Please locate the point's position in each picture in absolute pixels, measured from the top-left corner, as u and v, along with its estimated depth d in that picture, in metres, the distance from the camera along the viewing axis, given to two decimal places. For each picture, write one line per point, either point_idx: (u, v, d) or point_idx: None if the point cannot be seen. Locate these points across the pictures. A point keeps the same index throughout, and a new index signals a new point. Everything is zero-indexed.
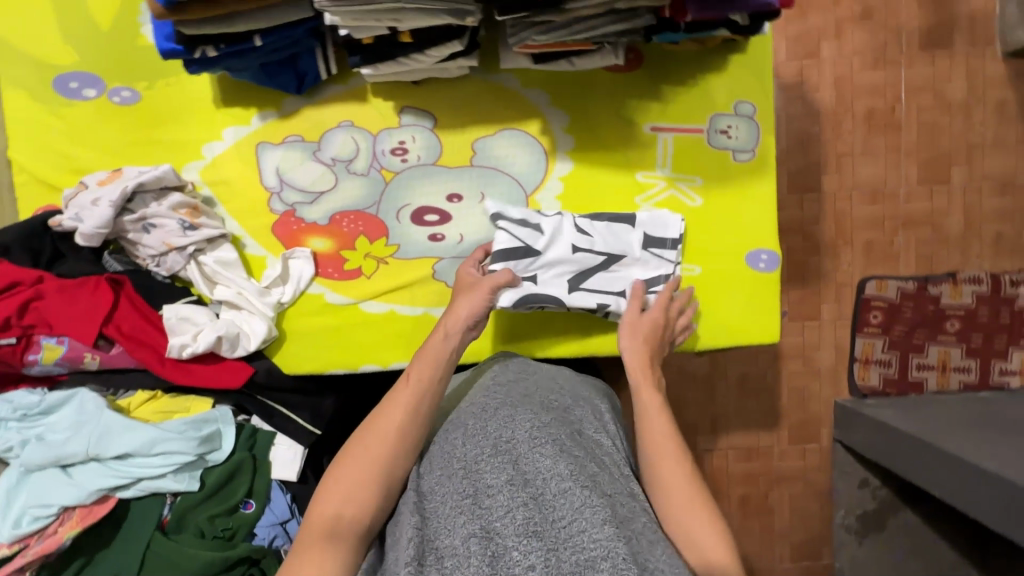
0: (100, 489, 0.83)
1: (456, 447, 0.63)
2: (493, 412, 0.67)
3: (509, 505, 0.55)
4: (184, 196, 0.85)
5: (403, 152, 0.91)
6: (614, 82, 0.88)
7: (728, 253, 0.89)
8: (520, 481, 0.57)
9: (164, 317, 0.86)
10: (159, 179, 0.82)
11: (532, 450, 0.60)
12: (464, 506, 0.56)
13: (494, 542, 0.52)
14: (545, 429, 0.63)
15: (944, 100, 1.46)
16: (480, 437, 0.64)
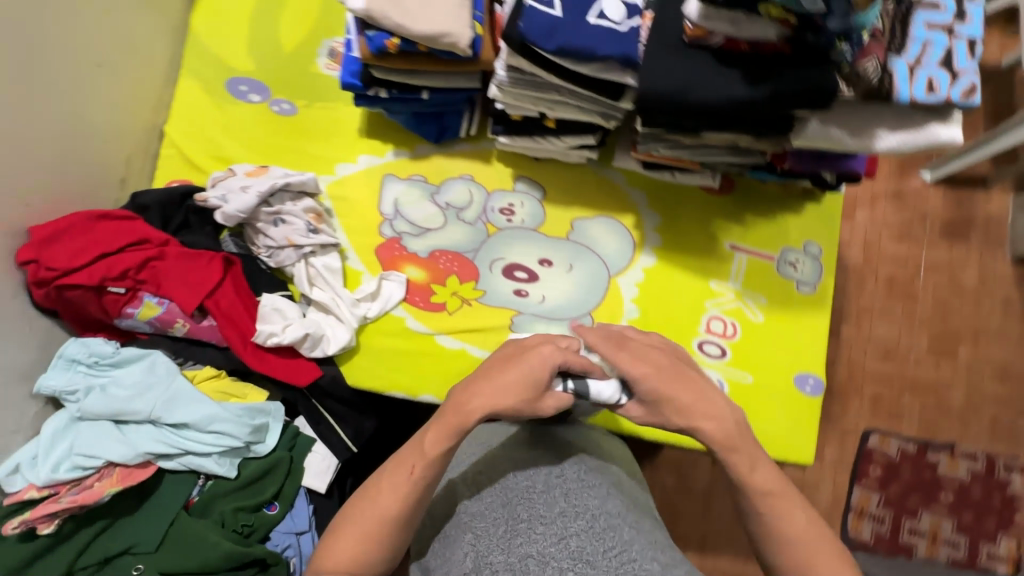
0: (147, 453, 0.84)
1: (508, 477, 0.74)
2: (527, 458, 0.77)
3: (563, 534, 0.67)
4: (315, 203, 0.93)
5: (510, 213, 1.01)
6: (705, 200, 1.02)
7: (778, 369, 0.97)
8: (572, 513, 0.69)
9: (260, 304, 0.91)
10: (303, 183, 0.91)
11: (581, 488, 0.72)
12: (520, 530, 0.68)
13: (550, 565, 0.64)
14: (591, 471, 0.76)
15: (958, 284, 1.61)
16: (525, 482, 0.74)
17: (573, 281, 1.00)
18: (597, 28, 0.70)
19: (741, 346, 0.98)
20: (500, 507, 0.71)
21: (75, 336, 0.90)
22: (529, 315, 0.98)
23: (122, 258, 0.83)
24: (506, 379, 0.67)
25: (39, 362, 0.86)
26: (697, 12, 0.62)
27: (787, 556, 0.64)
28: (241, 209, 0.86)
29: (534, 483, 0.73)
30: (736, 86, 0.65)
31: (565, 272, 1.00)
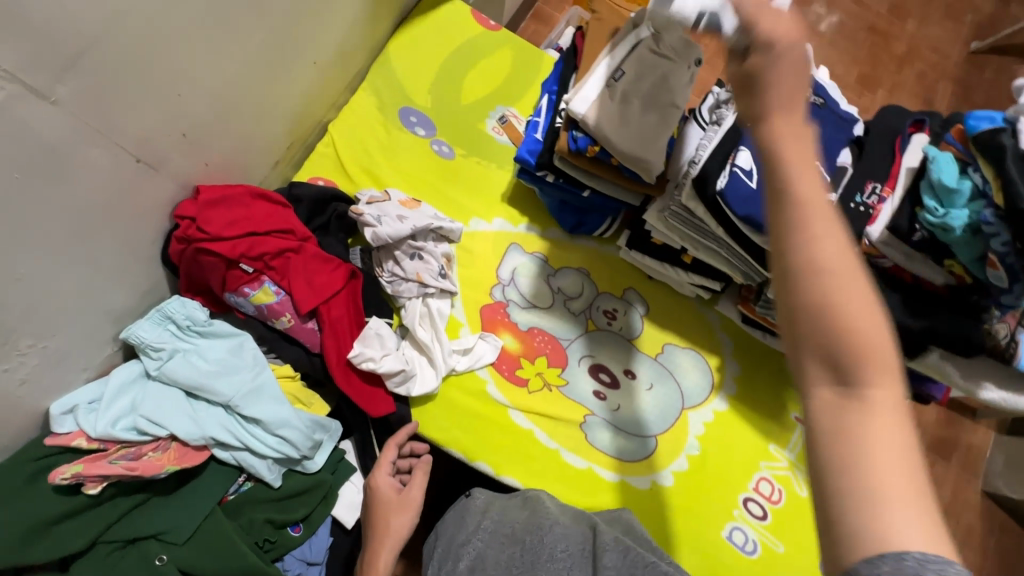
0: (210, 437, 0.80)
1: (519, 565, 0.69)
2: (536, 533, 0.73)
3: None
4: (450, 249, 0.99)
5: (611, 317, 1.07)
6: (782, 368, 1.09)
7: (812, 550, 0.99)
8: None
9: (367, 325, 0.91)
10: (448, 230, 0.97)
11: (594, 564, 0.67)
12: None
13: None
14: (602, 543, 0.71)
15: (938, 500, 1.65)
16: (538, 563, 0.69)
17: (647, 400, 1.04)
18: None
19: (783, 514, 1.01)
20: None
21: (177, 294, 0.88)
22: (600, 420, 1.01)
23: (264, 241, 0.85)
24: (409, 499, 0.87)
25: (137, 308, 0.84)
26: (880, 235, 0.73)
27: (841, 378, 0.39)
28: (390, 235, 0.89)
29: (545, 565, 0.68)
30: (897, 310, 0.75)
31: (643, 389, 1.04)
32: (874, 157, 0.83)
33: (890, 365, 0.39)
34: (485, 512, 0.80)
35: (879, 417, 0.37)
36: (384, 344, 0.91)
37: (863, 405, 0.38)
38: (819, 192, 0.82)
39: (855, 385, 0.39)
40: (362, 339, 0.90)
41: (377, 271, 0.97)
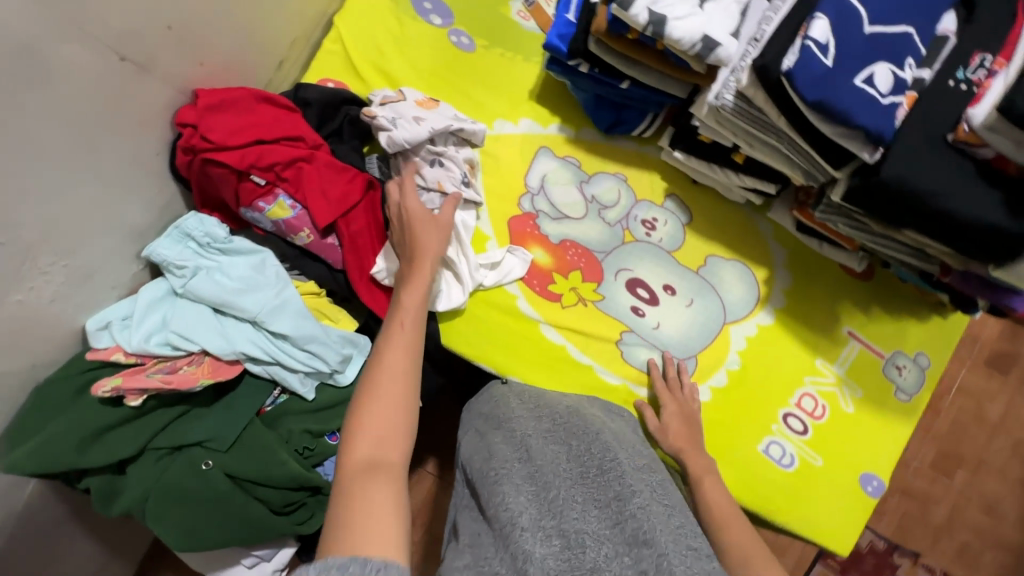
0: (240, 353, 0.81)
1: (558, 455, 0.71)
2: (572, 416, 0.79)
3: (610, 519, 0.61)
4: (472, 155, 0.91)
5: (650, 227, 0.98)
6: (838, 280, 1.00)
7: (850, 465, 0.98)
8: (620, 499, 0.63)
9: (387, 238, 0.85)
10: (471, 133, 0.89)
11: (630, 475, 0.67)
12: (567, 507, 0.63)
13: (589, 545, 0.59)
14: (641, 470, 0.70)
15: (984, 414, 1.63)
16: (580, 433, 0.74)
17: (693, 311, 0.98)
18: (861, 92, 0.65)
19: (824, 429, 0.98)
20: (544, 466, 0.69)
21: (193, 211, 0.85)
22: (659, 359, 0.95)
23: (273, 149, 0.79)
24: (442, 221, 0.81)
25: (156, 225, 0.82)
26: (984, 118, 0.61)
27: None
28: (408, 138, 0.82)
29: (587, 435, 0.74)
30: (994, 210, 0.65)
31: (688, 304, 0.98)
32: (986, 22, 0.68)
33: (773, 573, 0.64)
34: (521, 395, 0.86)
35: None
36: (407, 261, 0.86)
37: None
38: (910, 69, 0.67)
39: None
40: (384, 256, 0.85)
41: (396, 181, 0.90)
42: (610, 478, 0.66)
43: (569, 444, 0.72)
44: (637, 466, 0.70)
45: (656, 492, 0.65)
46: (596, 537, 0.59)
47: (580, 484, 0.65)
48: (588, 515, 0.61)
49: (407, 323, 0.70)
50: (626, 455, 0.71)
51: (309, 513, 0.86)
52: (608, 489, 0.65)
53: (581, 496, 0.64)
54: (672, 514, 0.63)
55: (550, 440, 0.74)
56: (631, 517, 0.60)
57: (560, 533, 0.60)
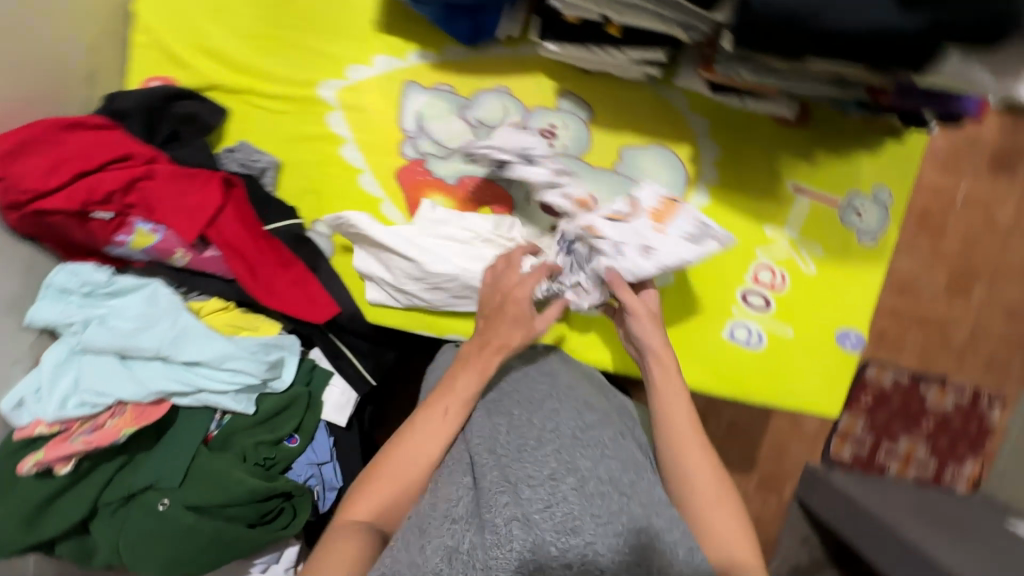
0: (159, 391, 0.79)
1: (502, 432, 0.69)
2: (521, 388, 0.79)
3: (549, 500, 0.58)
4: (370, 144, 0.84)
5: (551, 136, 0.88)
6: (773, 133, 0.89)
7: (823, 326, 0.92)
8: (563, 473, 0.62)
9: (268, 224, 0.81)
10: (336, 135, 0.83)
11: (575, 449, 0.67)
12: (505, 489, 0.59)
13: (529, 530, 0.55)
14: (589, 436, 0.70)
15: (991, 220, 1.63)
16: (527, 408, 0.74)
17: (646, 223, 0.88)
18: None
19: (787, 299, 0.92)
20: (488, 441, 0.68)
21: (63, 264, 0.81)
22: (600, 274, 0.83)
23: (104, 176, 0.72)
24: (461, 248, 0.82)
25: (26, 291, 0.78)
26: None
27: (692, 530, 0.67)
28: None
29: (535, 408, 0.74)
30: (886, 13, 0.53)
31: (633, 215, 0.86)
32: None
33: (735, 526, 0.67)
34: (472, 372, 0.85)
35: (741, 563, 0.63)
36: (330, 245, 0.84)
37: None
38: None
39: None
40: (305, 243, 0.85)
41: (258, 169, 0.84)
42: (556, 446, 0.66)
43: (514, 419, 0.72)
44: (587, 426, 0.72)
45: (605, 454, 0.68)
46: (541, 503, 0.58)
47: (523, 454, 0.65)
48: (528, 494, 0.59)
49: (441, 412, 0.72)
50: (575, 418, 0.72)
51: (292, 516, 0.88)
52: (554, 455, 0.65)
53: (521, 473, 0.62)
54: (621, 472, 0.66)
55: (495, 416, 0.73)
56: (577, 479, 0.62)
57: (489, 523, 0.56)
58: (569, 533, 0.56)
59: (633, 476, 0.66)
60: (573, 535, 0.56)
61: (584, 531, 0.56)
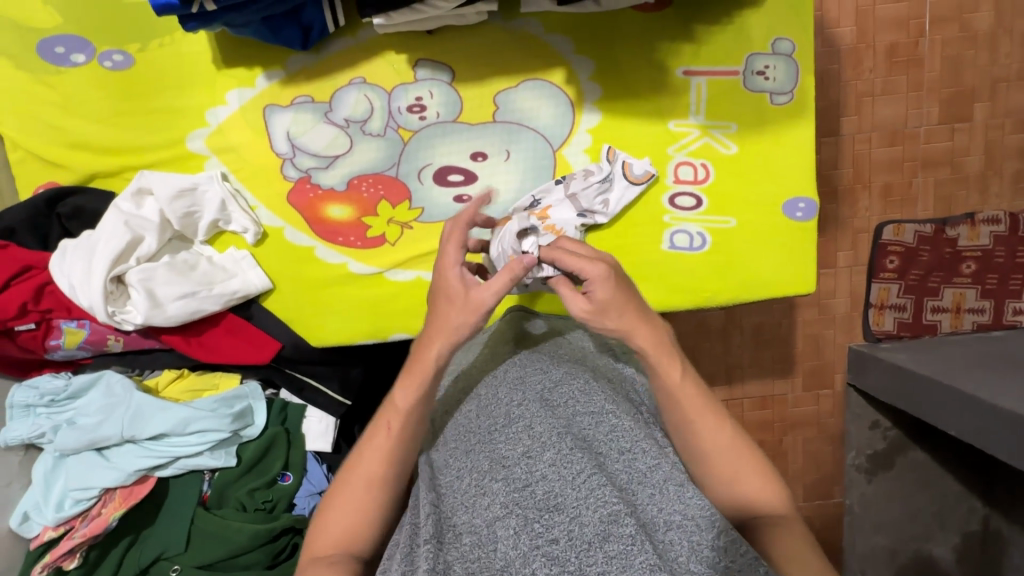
0: (139, 470, 0.83)
1: (471, 420, 0.66)
2: (487, 364, 0.74)
3: (527, 478, 0.56)
4: (161, 235, 0.81)
5: (421, 110, 0.85)
6: (642, 26, 0.83)
7: (765, 204, 0.86)
8: (536, 447, 0.58)
9: (134, 279, 0.77)
10: (141, 229, 0.79)
11: (544, 411, 0.62)
12: (483, 483, 0.57)
13: (516, 516, 0.53)
14: (558, 390, 0.65)
15: (971, 30, 1.46)
16: (491, 384, 0.70)
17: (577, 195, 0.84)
18: None
19: (717, 189, 0.86)
20: (460, 436, 0.65)
21: (21, 382, 0.86)
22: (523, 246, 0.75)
23: (12, 293, 0.76)
24: (198, 300, 0.81)
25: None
26: None
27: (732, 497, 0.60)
28: (169, 194, 0.81)
29: (498, 381, 0.69)
30: None
31: (608, 175, 0.84)
32: None
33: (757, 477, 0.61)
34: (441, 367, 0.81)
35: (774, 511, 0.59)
36: (176, 292, 0.79)
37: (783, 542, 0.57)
38: None
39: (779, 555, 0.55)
40: (122, 290, 0.79)
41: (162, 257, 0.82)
42: (525, 419, 0.62)
43: (482, 400, 0.68)
44: (555, 382, 0.66)
45: (579, 409, 0.63)
46: (519, 487, 0.55)
47: (494, 437, 0.61)
48: (504, 479, 0.56)
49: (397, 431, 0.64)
50: (541, 378, 0.67)
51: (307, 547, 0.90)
52: (524, 431, 0.60)
53: (494, 457, 0.59)
54: (598, 427, 0.61)
55: (464, 405, 0.70)
56: (552, 449, 0.57)
57: (473, 527, 0.54)
58: (552, 510, 0.53)
59: (612, 424, 0.61)
60: (557, 511, 0.52)
61: (567, 506, 0.53)
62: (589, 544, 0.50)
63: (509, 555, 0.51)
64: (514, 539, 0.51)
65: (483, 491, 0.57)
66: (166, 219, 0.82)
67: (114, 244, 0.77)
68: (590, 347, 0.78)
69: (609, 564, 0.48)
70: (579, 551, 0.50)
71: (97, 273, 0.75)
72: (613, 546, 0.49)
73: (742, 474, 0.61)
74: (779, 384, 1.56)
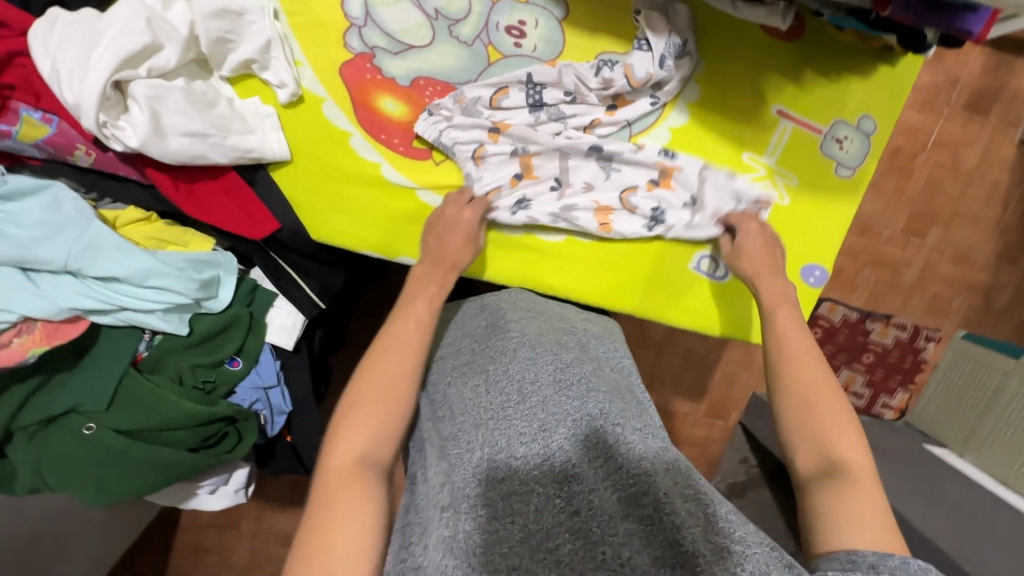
0: (73, 309, 0.70)
1: (480, 394, 0.63)
2: (488, 341, 0.70)
3: (544, 452, 0.55)
4: (183, 52, 0.67)
5: (519, 35, 0.78)
6: (761, 47, 0.82)
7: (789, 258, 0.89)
8: (551, 425, 0.58)
9: (139, 94, 0.64)
10: (163, 35, 0.65)
11: (557, 395, 0.61)
12: (498, 456, 0.55)
13: (534, 490, 0.51)
14: (568, 372, 0.64)
15: (957, 163, 1.59)
16: (502, 360, 0.66)
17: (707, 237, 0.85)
18: None
19: None
20: (471, 410, 0.62)
21: None
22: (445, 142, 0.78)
23: None
24: (211, 145, 0.69)
25: None
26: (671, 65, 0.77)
27: (816, 436, 0.58)
28: (209, 9, 0.67)
29: (510, 360, 0.66)
30: None
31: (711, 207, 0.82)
32: None
33: (846, 434, 0.57)
34: (443, 343, 0.76)
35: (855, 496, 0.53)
36: (187, 127, 0.67)
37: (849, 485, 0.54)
38: None
39: (835, 465, 0.56)
40: (117, 100, 0.64)
41: (175, 80, 0.68)
42: (540, 399, 0.61)
43: (490, 376, 0.65)
44: (565, 365, 0.64)
45: (591, 394, 0.61)
46: (537, 460, 0.54)
47: (508, 412, 0.60)
48: (523, 454, 0.55)
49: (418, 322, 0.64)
50: (551, 361, 0.65)
51: (237, 440, 0.85)
52: (539, 411, 0.59)
53: (510, 433, 0.57)
54: (606, 411, 0.59)
55: (470, 376, 0.67)
56: (564, 431, 0.57)
57: (486, 497, 0.51)
58: (570, 482, 0.52)
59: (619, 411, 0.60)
60: (574, 482, 0.52)
61: (584, 477, 0.52)
62: (609, 516, 0.48)
63: (529, 525, 0.48)
64: (535, 514, 0.49)
65: (496, 461, 0.55)
66: (194, 35, 0.67)
67: (128, 41, 0.62)
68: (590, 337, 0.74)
69: (629, 536, 0.47)
70: (600, 520, 0.48)
71: (98, 69, 0.61)
72: (632, 523, 0.48)
73: (828, 421, 0.58)
74: (687, 405, 1.66)
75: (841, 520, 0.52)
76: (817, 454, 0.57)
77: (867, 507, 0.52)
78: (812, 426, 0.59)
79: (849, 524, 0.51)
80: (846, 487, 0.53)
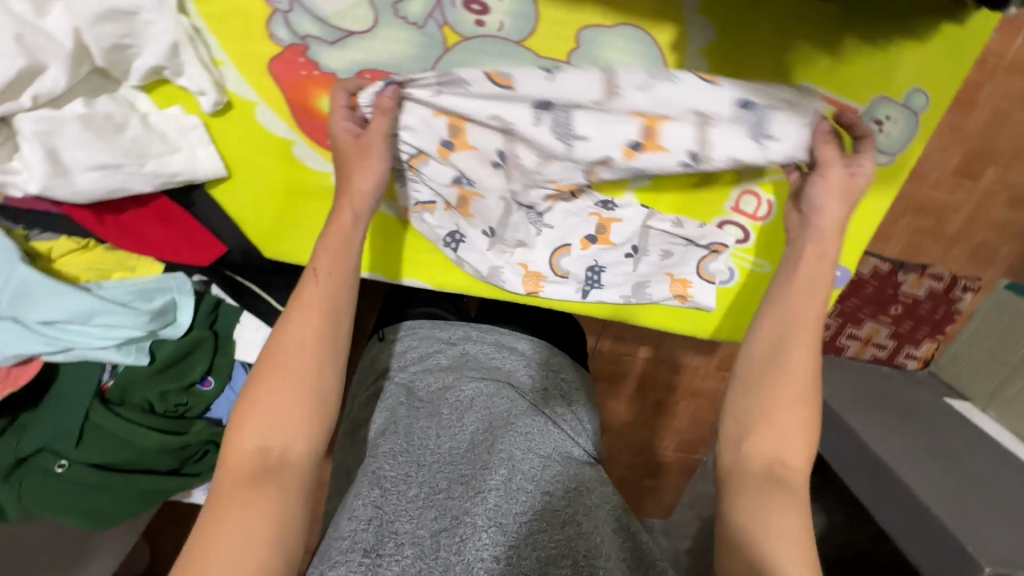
0: (19, 355, 0.67)
1: (428, 430, 0.59)
2: (443, 377, 0.67)
3: (481, 488, 0.52)
4: (75, 72, 0.56)
5: (481, 10, 0.62)
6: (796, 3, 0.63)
7: None
8: (494, 462, 0.54)
9: (30, 130, 0.57)
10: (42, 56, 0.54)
11: (507, 437, 0.57)
12: (435, 500, 0.52)
13: (462, 526, 0.49)
14: (523, 422, 0.60)
15: None
16: (458, 398, 0.63)
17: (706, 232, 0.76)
18: None
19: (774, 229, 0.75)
20: (414, 444, 0.58)
21: None
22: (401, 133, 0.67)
23: None
24: (123, 177, 0.62)
25: None
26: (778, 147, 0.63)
27: (759, 432, 0.55)
28: (92, 10, 0.54)
29: (464, 399, 0.63)
30: None
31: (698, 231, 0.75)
32: None
33: (793, 429, 0.55)
34: (397, 364, 0.72)
35: (784, 504, 0.51)
36: (93, 159, 0.60)
37: (780, 493, 0.52)
38: None
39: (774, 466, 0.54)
40: (9, 135, 0.58)
41: (72, 104, 0.59)
42: (487, 441, 0.57)
43: (442, 413, 0.61)
44: (519, 415, 0.61)
45: (537, 447, 0.58)
46: (470, 497, 0.51)
47: (454, 454, 0.57)
48: (461, 492, 0.52)
49: (326, 275, 0.57)
50: (505, 407, 0.62)
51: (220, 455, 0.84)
52: (484, 453, 0.55)
53: (452, 475, 0.54)
54: (549, 468, 0.56)
55: (421, 410, 0.63)
56: (505, 472, 0.53)
57: (414, 538, 0.49)
58: (499, 526, 0.49)
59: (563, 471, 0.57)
60: (503, 529, 0.49)
61: (513, 526, 0.50)
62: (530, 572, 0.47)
63: (449, 562, 0.47)
64: (458, 548, 0.47)
65: (430, 504, 0.52)
66: (82, 45, 0.55)
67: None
68: (554, 388, 0.72)
69: None
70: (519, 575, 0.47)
71: None
72: None
73: (777, 427, 0.55)
74: (698, 358, 1.30)
75: (765, 532, 0.50)
76: (753, 445, 0.55)
77: (793, 514, 0.51)
78: (759, 423, 0.56)
79: (771, 534, 0.49)
80: (778, 495, 0.52)
